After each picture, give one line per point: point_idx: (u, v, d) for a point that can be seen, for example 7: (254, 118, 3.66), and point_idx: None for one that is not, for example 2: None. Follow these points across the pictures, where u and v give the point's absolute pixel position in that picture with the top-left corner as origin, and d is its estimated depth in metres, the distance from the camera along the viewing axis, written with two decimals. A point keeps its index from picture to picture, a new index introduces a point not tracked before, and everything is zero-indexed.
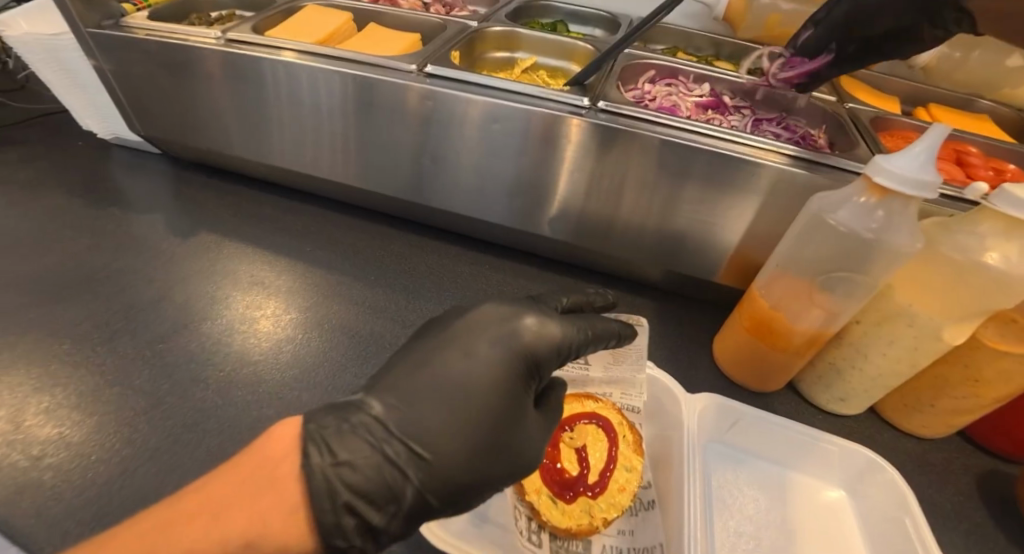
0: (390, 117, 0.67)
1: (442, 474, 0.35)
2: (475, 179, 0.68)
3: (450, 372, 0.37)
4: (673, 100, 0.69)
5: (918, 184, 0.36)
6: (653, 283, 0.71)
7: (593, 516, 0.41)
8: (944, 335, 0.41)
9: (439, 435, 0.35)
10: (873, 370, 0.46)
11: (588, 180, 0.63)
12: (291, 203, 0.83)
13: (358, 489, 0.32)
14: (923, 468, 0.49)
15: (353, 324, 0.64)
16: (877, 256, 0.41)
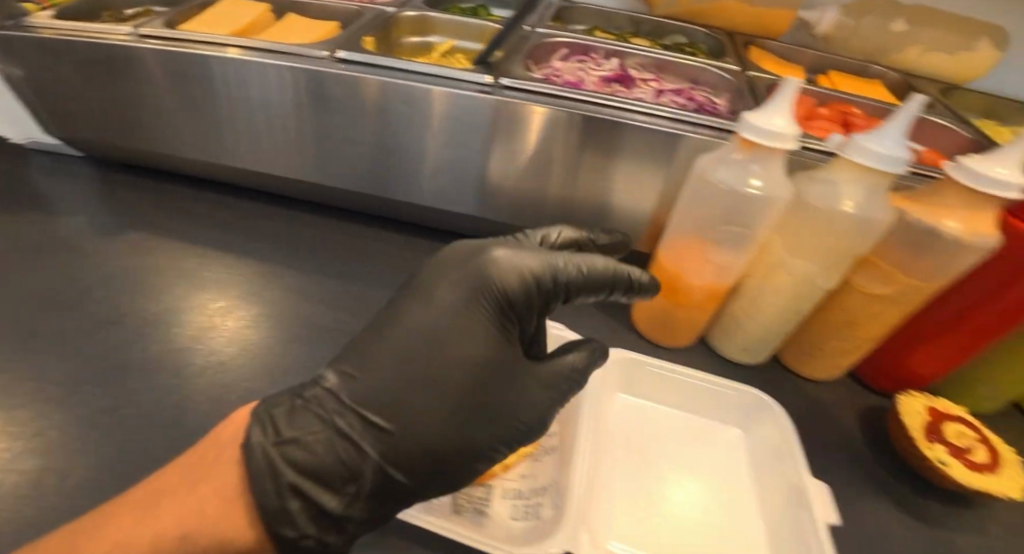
0: (307, 104, 0.68)
1: (394, 449, 0.35)
2: (398, 165, 0.70)
3: (416, 328, 0.38)
4: (580, 76, 0.71)
5: (780, 138, 0.39)
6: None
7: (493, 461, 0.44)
8: (818, 281, 0.44)
9: (394, 407, 0.36)
10: (764, 320, 0.49)
11: (499, 158, 0.65)
12: (224, 200, 0.83)
13: (308, 469, 0.34)
14: (808, 405, 0.53)
15: (284, 309, 0.65)
16: (758, 209, 0.43)
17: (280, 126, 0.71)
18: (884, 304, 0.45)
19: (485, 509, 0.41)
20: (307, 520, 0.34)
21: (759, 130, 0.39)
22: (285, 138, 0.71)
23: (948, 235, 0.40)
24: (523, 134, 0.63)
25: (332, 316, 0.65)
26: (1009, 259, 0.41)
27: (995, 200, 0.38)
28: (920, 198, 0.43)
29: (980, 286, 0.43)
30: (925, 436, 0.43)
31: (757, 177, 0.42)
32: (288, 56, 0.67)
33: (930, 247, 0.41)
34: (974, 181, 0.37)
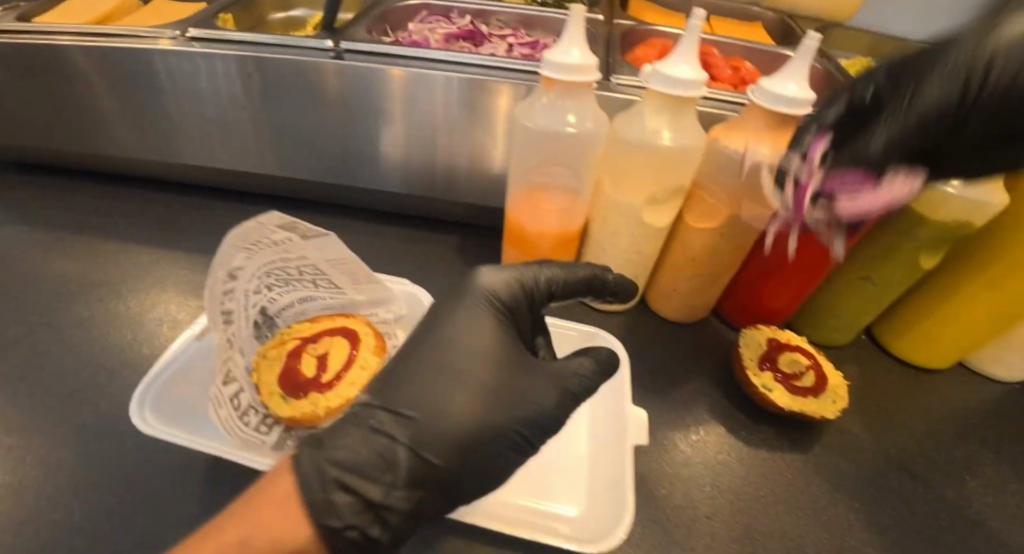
0: (140, 81, 0.58)
1: (442, 435, 0.29)
2: (234, 134, 0.60)
3: (434, 335, 0.33)
4: (424, 35, 0.65)
5: (580, 72, 0.37)
6: (443, 220, 0.67)
7: (316, 404, 0.40)
8: (649, 219, 0.44)
9: (428, 402, 0.30)
10: (614, 266, 0.49)
11: (357, 122, 0.58)
12: (38, 178, 0.70)
13: (350, 469, 0.27)
14: (686, 360, 0.51)
15: (66, 286, 0.53)
16: (578, 148, 0.42)
17: (90, 96, 0.60)
18: (718, 239, 0.45)
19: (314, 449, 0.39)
20: (348, 530, 0.26)
21: (557, 66, 0.37)
22: (93, 110, 0.61)
23: (750, 159, 0.40)
24: (378, 101, 0.56)
25: (122, 287, 0.54)
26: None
27: (791, 120, 0.38)
28: (732, 126, 0.42)
29: None
30: (755, 363, 0.46)
31: (570, 115, 0.40)
32: (120, 30, 0.58)
33: (751, 176, 0.41)
34: (770, 103, 0.37)
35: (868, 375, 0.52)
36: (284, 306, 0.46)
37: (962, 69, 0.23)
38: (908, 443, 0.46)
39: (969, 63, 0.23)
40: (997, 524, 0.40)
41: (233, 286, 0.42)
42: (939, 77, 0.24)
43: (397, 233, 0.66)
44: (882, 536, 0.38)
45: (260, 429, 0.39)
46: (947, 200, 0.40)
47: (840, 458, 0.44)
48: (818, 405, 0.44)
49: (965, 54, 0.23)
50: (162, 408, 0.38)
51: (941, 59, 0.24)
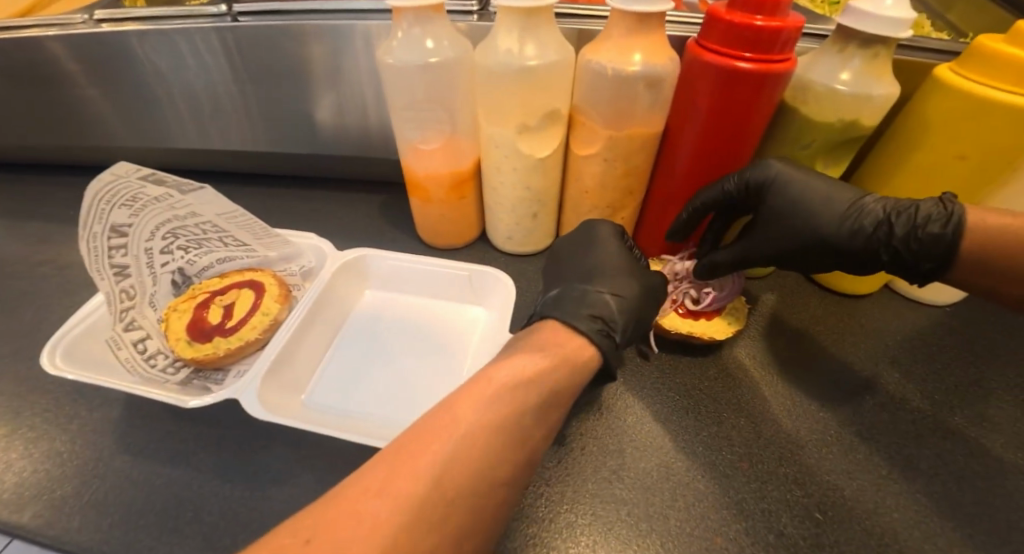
0: (66, 70, 0.60)
1: (630, 288, 0.39)
2: (161, 108, 0.62)
3: (582, 252, 0.43)
4: None
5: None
6: (375, 180, 0.69)
7: (215, 346, 0.43)
8: (526, 150, 0.44)
9: (605, 275, 0.40)
10: (509, 203, 0.48)
11: (271, 88, 0.58)
12: (6, 173, 0.74)
13: (586, 311, 0.36)
14: None
15: (14, 260, 0.57)
16: (446, 78, 0.42)
17: (20, 86, 0.62)
18: (603, 163, 0.44)
19: (216, 385, 0.42)
20: (602, 337, 0.35)
21: None
22: (29, 101, 0.64)
23: (613, 72, 0.38)
24: (283, 63, 0.55)
25: (68, 261, 0.57)
26: (706, 87, 0.38)
27: (651, 20, 0.36)
28: (600, 39, 0.39)
29: (694, 123, 0.41)
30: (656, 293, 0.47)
31: (430, 41, 0.40)
32: (34, 19, 0.57)
33: (621, 91, 0.39)
34: (623, 3, 0.35)
35: (784, 302, 0.50)
36: (202, 268, 0.49)
37: (788, 229, 0.40)
38: (822, 365, 0.44)
39: (779, 214, 0.40)
40: (890, 438, 0.39)
41: (130, 243, 0.45)
42: (770, 230, 0.41)
43: (328, 196, 0.68)
44: (758, 448, 0.37)
45: (166, 370, 0.42)
46: (832, 96, 0.37)
47: (734, 376, 0.43)
48: (718, 327, 0.43)
49: (782, 225, 0.40)
50: (75, 354, 0.41)
51: (773, 205, 0.40)
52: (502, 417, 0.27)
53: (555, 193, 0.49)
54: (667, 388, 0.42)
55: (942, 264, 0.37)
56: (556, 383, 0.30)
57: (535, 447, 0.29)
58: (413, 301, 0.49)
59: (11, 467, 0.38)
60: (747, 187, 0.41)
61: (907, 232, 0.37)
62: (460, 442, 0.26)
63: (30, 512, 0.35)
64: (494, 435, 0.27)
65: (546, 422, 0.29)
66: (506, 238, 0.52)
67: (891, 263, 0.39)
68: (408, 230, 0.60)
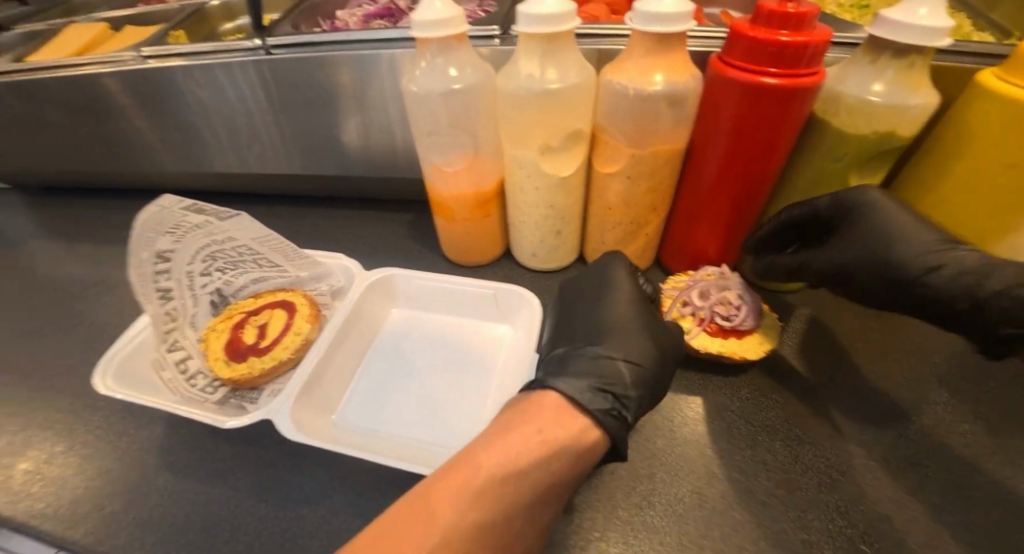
0: (116, 103, 0.64)
1: (642, 351, 0.37)
2: (199, 135, 0.65)
3: (593, 304, 0.42)
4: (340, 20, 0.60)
5: (444, 25, 0.37)
6: (401, 198, 0.70)
7: (251, 366, 0.44)
8: (549, 169, 0.44)
9: (617, 338, 0.39)
10: (533, 221, 0.49)
11: (302, 115, 0.60)
12: (60, 198, 0.79)
13: (590, 382, 0.35)
14: None
15: (68, 282, 0.61)
16: (469, 104, 0.43)
17: (75, 118, 0.67)
18: (625, 181, 0.44)
19: (252, 405, 0.43)
20: (609, 416, 0.33)
21: (426, 24, 0.37)
22: (84, 131, 0.68)
23: (635, 92, 0.38)
24: (316, 91, 0.57)
25: (118, 281, 0.61)
26: (730, 104, 0.37)
27: (671, 39, 0.36)
28: (621, 59, 0.39)
29: (719, 141, 0.40)
30: (677, 310, 0.43)
31: (453, 70, 0.41)
32: (89, 58, 0.62)
33: (643, 110, 0.39)
34: (643, 25, 0.35)
35: (819, 318, 0.48)
36: (238, 288, 0.51)
37: (866, 257, 0.39)
38: (862, 385, 0.42)
39: (860, 239, 0.39)
40: (940, 464, 0.36)
41: (171, 266, 0.46)
42: (854, 252, 0.40)
43: (356, 216, 0.69)
44: (797, 473, 0.36)
45: (206, 389, 0.44)
46: (866, 108, 0.36)
47: (770, 395, 0.41)
48: (744, 347, 0.40)
49: (864, 251, 0.39)
50: (123, 375, 0.43)
51: (855, 231, 0.39)
52: (482, 516, 0.27)
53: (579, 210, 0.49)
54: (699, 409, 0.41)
55: (1021, 337, 0.35)
56: (550, 476, 0.30)
57: (517, 540, 0.29)
58: (440, 319, 0.50)
59: (66, 484, 0.40)
60: (837, 210, 0.41)
61: (997, 290, 0.35)
62: (436, 546, 0.26)
63: (83, 528, 0.37)
64: (471, 538, 0.27)
65: (530, 518, 0.29)
66: (530, 254, 0.52)
67: (964, 319, 0.37)
68: (433, 248, 0.61)
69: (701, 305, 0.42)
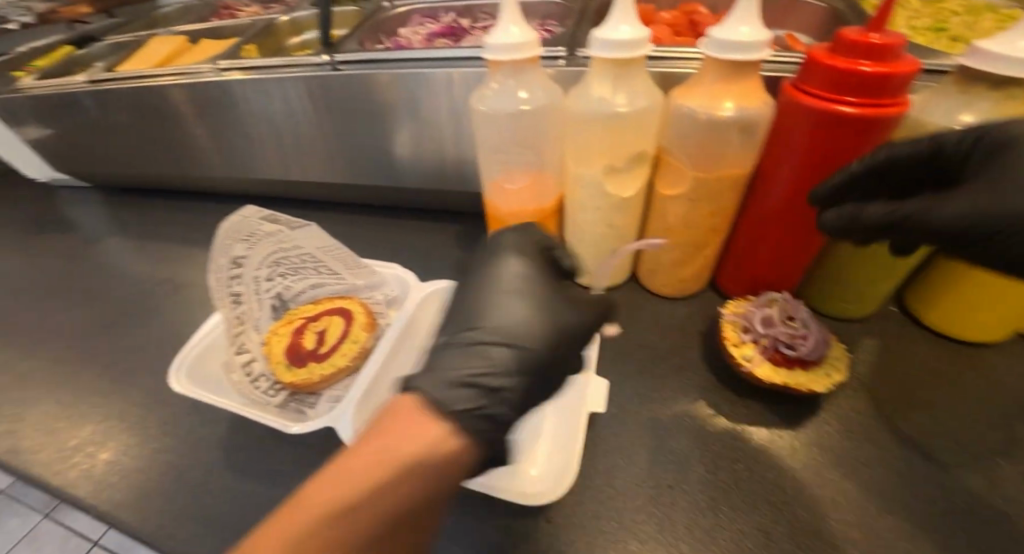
0: (187, 112, 0.67)
1: (520, 329, 0.35)
2: (262, 144, 0.68)
3: (457, 295, 0.39)
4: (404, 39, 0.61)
5: (520, 48, 0.38)
6: (451, 210, 0.71)
7: (311, 371, 0.45)
8: (611, 190, 0.44)
9: (501, 323, 0.35)
10: (591, 240, 0.49)
11: (362, 128, 0.62)
12: (130, 199, 0.84)
13: (462, 373, 0.31)
14: (684, 336, 0.48)
15: (139, 280, 0.64)
16: (534, 124, 0.44)
17: (150, 126, 0.71)
18: (688, 205, 0.43)
19: (311, 409, 0.45)
20: (471, 411, 0.30)
21: (503, 47, 0.38)
22: (156, 138, 0.72)
23: (705, 117, 0.38)
24: (377, 105, 0.59)
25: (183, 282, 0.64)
26: (803, 133, 0.36)
27: (745, 67, 0.36)
28: (691, 84, 0.39)
29: (789, 169, 0.39)
30: (739, 335, 0.41)
31: (522, 92, 0.42)
32: (168, 71, 0.66)
33: (712, 135, 0.39)
34: (719, 52, 0.35)
35: (889, 351, 0.46)
36: (297, 293, 0.53)
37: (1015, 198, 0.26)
38: (938, 426, 0.40)
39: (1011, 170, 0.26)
40: None
41: (245, 272, 0.49)
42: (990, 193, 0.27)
43: (404, 225, 0.71)
44: (873, 518, 0.34)
45: (268, 392, 0.45)
46: None
47: (839, 431, 0.40)
48: (811, 379, 0.38)
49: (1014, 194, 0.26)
50: (195, 374, 0.45)
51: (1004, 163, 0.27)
52: None
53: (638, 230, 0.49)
54: (765, 440, 0.39)
55: None
56: (394, 505, 0.25)
57: None
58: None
59: (140, 478, 0.42)
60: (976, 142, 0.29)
61: None
62: None
63: (156, 522, 0.39)
64: None
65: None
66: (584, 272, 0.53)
67: None
68: None
69: (766, 333, 0.39)
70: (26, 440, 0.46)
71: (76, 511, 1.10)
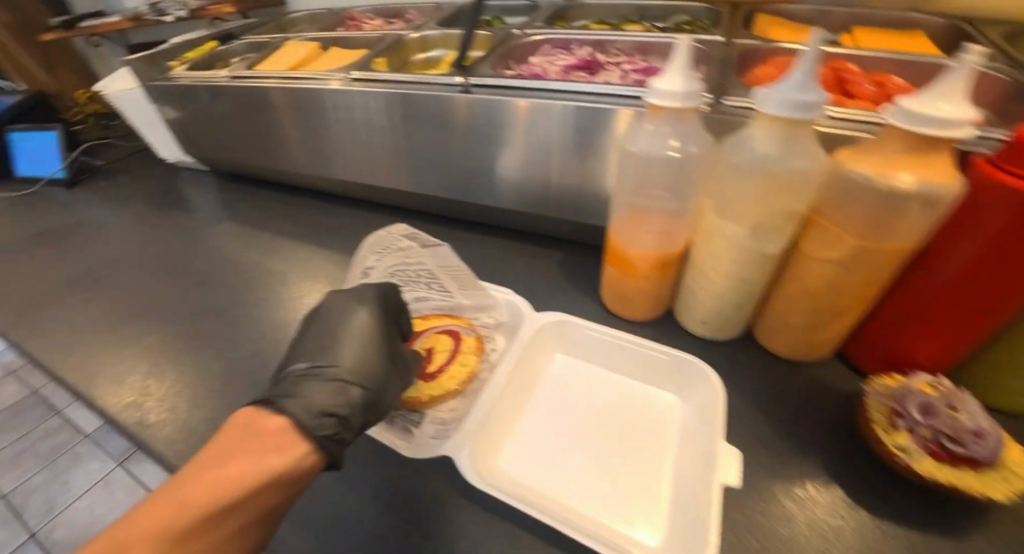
0: (312, 119, 0.72)
1: (372, 371, 0.39)
2: (378, 151, 0.71)
3: (341, 327, 0.41)
4: (540, 67, 0.64)
5: (684, 97, 0.39)
6: (556, 236, 0.71)
7: (417, 391, 0.45)
8: (754, 245, 0.43)
9: (353, 363, 0.39)
10: (716, 291, 0.48)
11: (479, 145, 0.63)
12: (248, 189, 0.91)
13: (321, 404, 0.35)
14: (815, 408, 0.45)
15: (258, 271, 0.70)
16: (677, 168, 0.44)
17: (276, 121, 0.76)
18: (838, 271, 0.40)
19: (415, 428, 0.44)
20: (330, 442, 0.34)
21: (664, 94, 0.39)
22: (279, 133, 0.77)
23: (878, 186, 0.35)
24: (504, 127, 0.60)
25: (300, 278, 0.69)
26: (1002, 219, 0.33)
27: (941, 143, 0.33)
28: (866, 149, 0.37)
29: (970, 251, 0.36)
30: (890, 421, 0.38)
31: (675, 140, 0.43)
32: (306, 75, 0.72)
33: (883, 204, 0.36)
34: (915, 125, 0.32)
35: None
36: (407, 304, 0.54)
37: None
38: None
39: None
40: None
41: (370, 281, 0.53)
42: None
43: (504, 246, 0.71)
44: None
45: None
46: None
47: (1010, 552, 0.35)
48: (984, 486, 0.34)
49: None
50: None
51: None
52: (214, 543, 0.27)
53: (770, 288, 0.47)
54: (921, 545, 0.36)
55: None
56: (262, 507, 0.29)
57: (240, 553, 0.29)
58: (604, 377, 0.49)
59: None
60: None
61: None
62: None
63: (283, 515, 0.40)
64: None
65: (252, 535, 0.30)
66: (702, 323, 0.51)
67: None
68: (588, 294, 0.61)
69: (928, 425, 0.36)
70: (162, 408, 0.50)
71: (143, 466, 1.33)
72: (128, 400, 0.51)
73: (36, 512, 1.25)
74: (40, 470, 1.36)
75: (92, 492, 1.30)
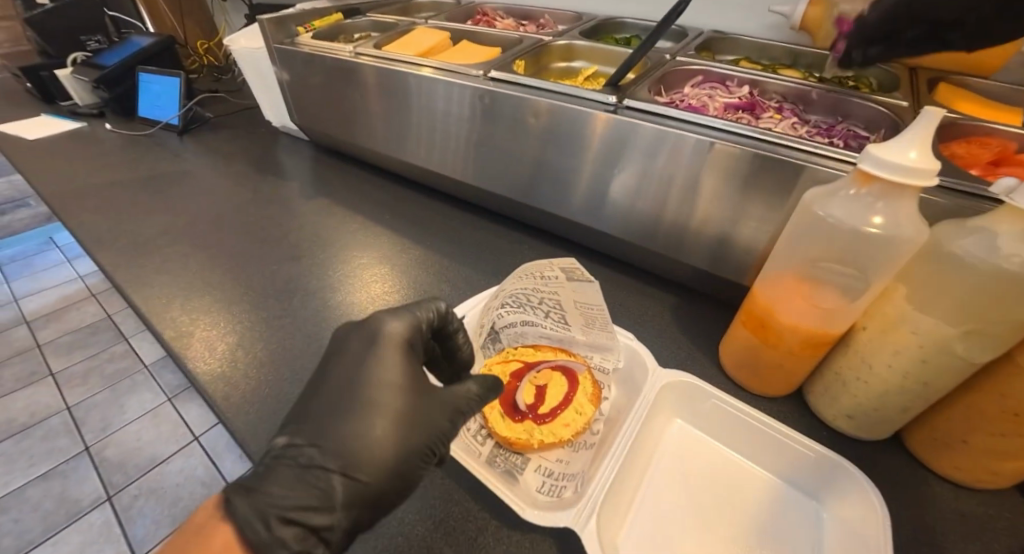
0: (448, 119, 0.77)
1: (368, 455, 0.41)
2: (505, 163, 0.75)
3: (355, 391, 0.43)
4: (702, 100, 0.70)
5: (906, 172, 0.37)
6: (665, 279, 0.73)
7: (531, 435, 0.48)
8: (955, 349, 0.42)
9: (362, 456, 0.41)
10: (885, 385, 0.47)
11: (612, 176, 0.66)
12: (369, 176, 0.99)
13: (290, 505, 0.39)
14: (920, 524, 0.47)
15: (371, 260, 0.76)
16: (876, 250, 0.44)
17: (411, 115, 0.82)
18: None
19: (519, 472, 0.47)
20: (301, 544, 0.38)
21: (883, 163, 0.38)
22: (414, 129, 0.82)
23: None
24: (640, 155, 0.62)
25: (405, 274, 0.73)
26: None
27: None
28: None
29: None
30: None
31: (878, 217, 0.43)
32: (450, 67, 0.76)
33: None
34: None
35: None
36: (526, 334, 0.56)
37: None
38: None
39: None
40: None
41: (494, 301, 0.57)
42: None
43: (611, 279, 0.74)
44: None
45: (479, 437, 0.50)
46: None
47: None
48: None
49: None
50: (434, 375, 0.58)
51: None
52: None
53: (956, 399, 0.46)
54: None
55: None
56: None
57: None
58: (723, 452, 0.53)
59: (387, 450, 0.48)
60: None
61: None
62: None
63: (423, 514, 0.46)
64: None
65: None
66: (843, 412, 0.52)
67: None
68: (695, 353, 0.62)
69: None
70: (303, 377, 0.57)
71: (188, 407, 1.61)
72: (238, 377, 0.56)
73: (92, 428, 1.53)
74: (101, 390, 1.64)
75: (178, 455, 1.50)
